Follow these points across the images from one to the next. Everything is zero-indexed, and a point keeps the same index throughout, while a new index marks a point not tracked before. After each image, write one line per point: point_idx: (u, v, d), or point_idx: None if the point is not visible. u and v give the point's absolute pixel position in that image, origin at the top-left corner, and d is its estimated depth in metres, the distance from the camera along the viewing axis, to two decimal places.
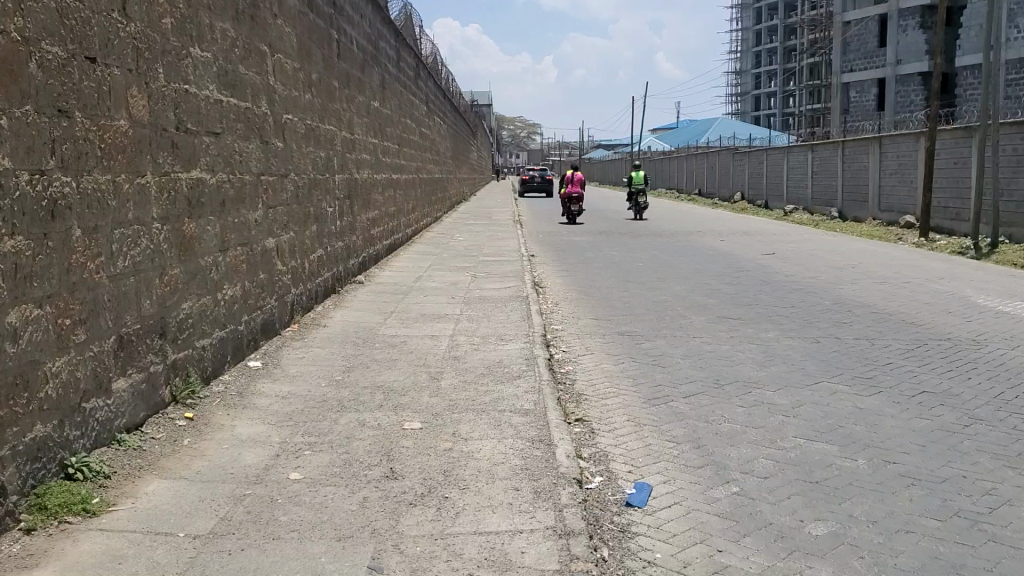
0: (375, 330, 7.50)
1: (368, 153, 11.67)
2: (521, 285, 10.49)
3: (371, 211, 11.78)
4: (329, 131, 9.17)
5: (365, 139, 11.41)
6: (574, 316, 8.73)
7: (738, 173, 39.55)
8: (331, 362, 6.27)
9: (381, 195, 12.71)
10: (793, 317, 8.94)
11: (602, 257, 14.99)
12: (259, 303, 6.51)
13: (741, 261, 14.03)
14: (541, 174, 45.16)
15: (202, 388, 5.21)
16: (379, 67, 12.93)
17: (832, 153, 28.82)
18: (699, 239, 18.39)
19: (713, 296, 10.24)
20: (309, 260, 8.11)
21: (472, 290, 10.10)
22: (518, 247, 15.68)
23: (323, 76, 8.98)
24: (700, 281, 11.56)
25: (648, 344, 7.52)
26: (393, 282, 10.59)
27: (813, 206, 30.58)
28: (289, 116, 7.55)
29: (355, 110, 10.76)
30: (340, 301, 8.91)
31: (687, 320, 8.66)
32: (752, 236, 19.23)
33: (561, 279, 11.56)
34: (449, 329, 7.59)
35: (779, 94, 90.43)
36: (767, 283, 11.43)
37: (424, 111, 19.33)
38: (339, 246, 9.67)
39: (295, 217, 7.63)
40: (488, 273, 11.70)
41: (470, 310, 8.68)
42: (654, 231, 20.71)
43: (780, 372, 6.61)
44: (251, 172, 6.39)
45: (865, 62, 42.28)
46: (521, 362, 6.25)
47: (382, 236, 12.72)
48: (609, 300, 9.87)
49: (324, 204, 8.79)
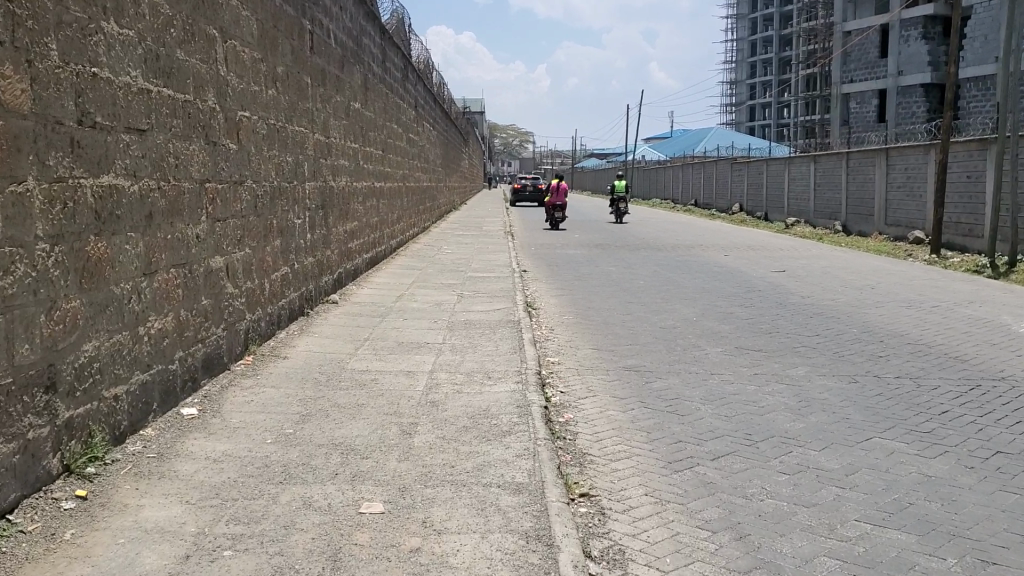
0: (343, 364, 6.43)
1: (346, 159, 10.62)
2: (513, 307, 9.43)
3: (349, 223, 10.72)
4: (298, 133, 8.11)
5: (343, 143, 10.35)
6: (574, 346, 7.68)
7: (736, 184, 38.62)
8: (283, 409, 5.20)
9: (361, 205, 11.65)
10: (821, 349, 7.90)
11: (600, 273, 13.95)
12: (200, 335, 5.45)
13: (751, 280, 13.00)
14: (533, 183, 44.19)
15: (110, 450, 4.16)
16: (361, 66, 11.88)
17: (837, 165, 27.88)
18: (702, 254, 17.38)
19: (726, 322, 9.20)
20: (270, 280, 7.04)
21: (458, 312, 9.04)
22: (510, 261, 14.63)
23: (292, 70, 7.92)
24: (710, 303, 10.54)
25: (661, 383, 6.47)
26: (370, 301, 9.53)
27: (815, 219, 29.63)
28: (247, 114, 6.48)
29: (331, 111, 9.70)
30: (308, 325, 7.85)
31: (702, 352, 7.62)
32: (757, 251, 18.21)
33: (557, 300, 10.51)
34: (428, 363, 6.53)
35: (774, 105, 89.73)
36: (784, 307, 10.41)
37: (413, 115, 18.27)
38: (310, 262, 8.60)
39: (252, 231, 6.56)
40: (476, 291, 10.64)
41: (454, 338, 7.62)
42: (653, 245, 19.68)
43: (820, 424, 5.57)
44: (192, 178, 5.33)
45: (866, 73, 41.44)
46: (512, 410, 5.20)
47: (363, 250, 11.66)
48: (612, 326, 8.83)
49: (290, 215, 7.73)
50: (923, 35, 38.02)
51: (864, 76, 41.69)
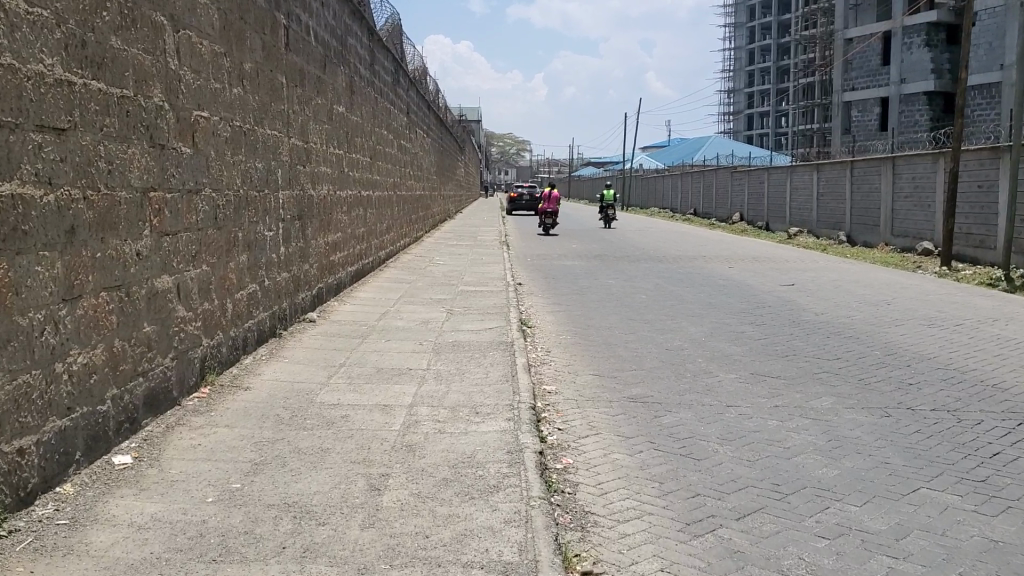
0: (311, 397, 5.68)
1: (328, 166, 9.89)
2: (506, 325, 8.71)
3: (331, 234, 9.98)
4: (270, 137, 7.38)
5: (324, 149, 9.64)
6: (573, 372, 6.95)
7: (737, 193, 37.97)
8: (234, 456, 4.45)
9: (345, 215, 10.92)
10: (845, 375, 7.19)
11: (599, 286, 13.25)
12: (141, 369, 4.72)
13: (759, 295, 12.27)
14: (529, 192, 43.49)
15: (9, 518, 3.42)
16: (347, 67, 11.18)
17: (840, 174, 27.22)
18: (706, 266, 16.67)
19: (738, 344, 8.47)
20: (234, 300, 6.31)
21: (446, 331, 8.29)
22: (504, 274, 13.91)
23: (263, 67, 7.19)
24: (718, 322, 9.81)
25: (671, 418, 5.74)
26: (352, 319, 8.79)
27: (818, 230, 28.94)
28: (205, 114, 5.76)
29: (311, 113, 8.97)
30: (280, 347, 7.12)
31: (715, 380, 6.90)
32: (761, 262, 17.52)
33: (554, 317, 9.77)
34: (407, 394, 5.78)
35: (772, 114, 89.35)
36: (798, 327, 9.67)
37: (404, 121, 17.56)
38: (285, 277, 7.88)
39: (210, 246, 5.83)
40: (467, 308, 9.90)
41: (440, 362, 6.90)
42: (654, 256, 18.97)
43: (857, 470, 4.83)
44: (131, 187, 4.60)
45: (868, 81, 40.84)
46: (501, 457, 4.46)
47: (347, 263, 10.93)
48: (614, 348, 8.11)
49: (259, 226, 6.99)
50: (926, 42, 37.43)
51: (866, 84, 41.08)
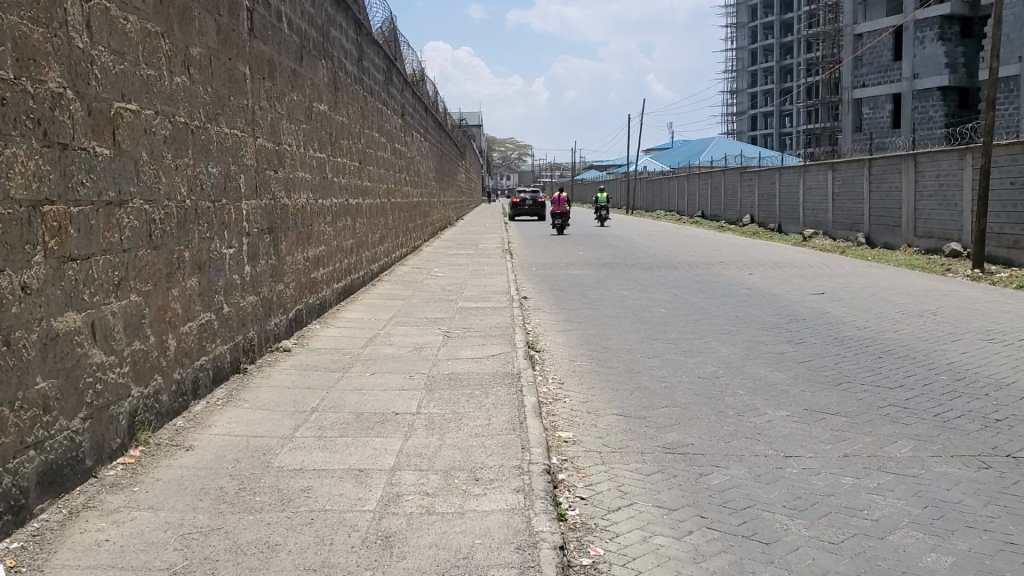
0: (268, 459, 4.52)
1: (308, 172, 8.75)
2: (511, 350, 7.57)
3: (313, 248, 8.84)
4: (229, 136, 6.22)
5: (302, 152, 8.50)
6: (594, 413, 5.79)
7: (747, 195, 36.83)
8: (147, 560, 3.30)
9: (330, 226, 9.79)
10: (918, 410, 6.03)
11: (613, 298, 12.10)
12: (31, 439, 3.58)
13: (791, 308, 11.11)
14: (532, 196, 42.39)
15: None
16: (330, 62, 10.05)
17: (857, 173, 26.07)
18: (725, 274, 15.51)
19: (780, 371, 7.30)
20: (179, 335, 5.17)
21: (440, 360, 7.14)
22: (508, 286, 12.76)
23: (218, 53, 6.05)
24: (752, 341, 8.65)
25: (721, 478, 4.58)
26: (333, 346, 7.63)
27: (835, 232, 27.76)
28: (133, 107, 4.62)
29: (284, 111, 7.83)
30: (243, 387, 5.98)
31: (764, 422, 5.72)
32: (783, 268, 16.34)
33: (565, 338, 8.61)
34: (389, 451, 4.62)
35: (776, 114, 88.25)
36: (844, 346, 8.50)
37: (399, 124, 16.41)
38: (254, 301, 6.75)
39: (143, 270, 4.69)
40: (467, 329, 8.75)
41: (433, 402, 5.75)
42: (668, 262, 17.81)
43: (977, 556, 3.66)
44: (10, 200, 3.46)
45: (879, 78, 39.66)
46: (510, 558, 3.30)
47: (332, 279, 9.79)
48: (638, 378, 6.94)
49: (215, 243, 5.85)
50: (939, 36, 36.25)
51: (877, 81, 39.92)
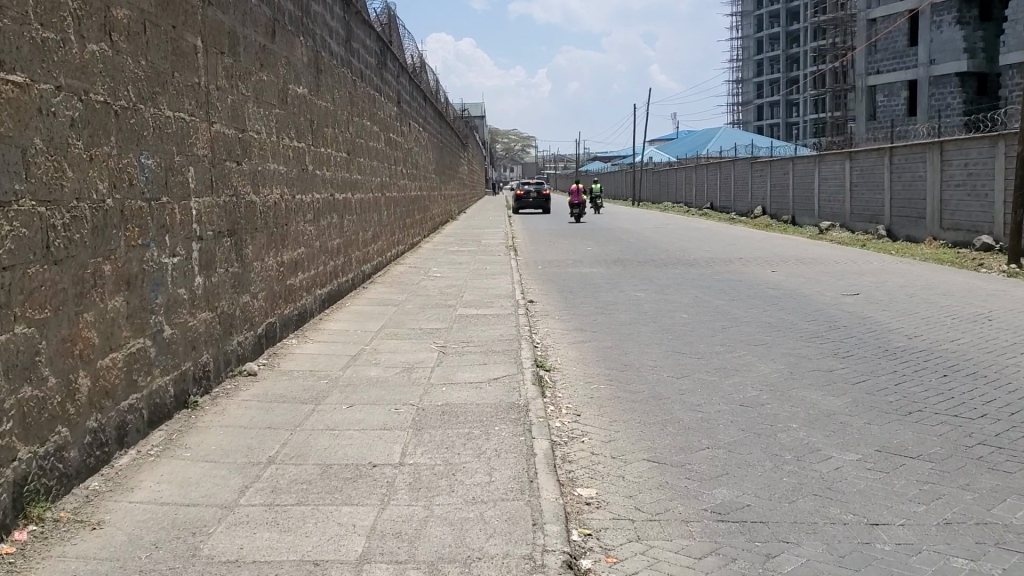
0: (196, 542, 3.42)
1: (283, 163, 7.64)
2: (516, 371, 6.45)
3: (290, 251, 7.72)
4: (172, 120, 5.11)
5: (275, 140, 7.38)
6: (620, 460, 4.67)
7: (759, 186, 35.66)
8: None
9: (312, 225, 8.68)
10: (1017, 452, 4.90)
11: (628, 301, 10.99)
12: None
13: (827, 314, 9.98)
14: (536, 188, 41.22)
15: None
16: (310, 40, 8.91)
17: (877, 162, 24.90)
18: (745, 271, 14.39)
19: (835, 396, 6.18)
20: (92, 372, 4.06)
21: (433, 385, 6.03)
22: (512, 288, 11.66)
23: (156, 18, 4.93)
24: (793, 356, 7.54)
25: (796, 565, 3.47)
26: (309, 366, 6.53)
27: (853, 224, 26.59)
28: (18, 78, 3.50)
29: (249, 93, 6.70)
30: (190, 428, 4.89)
31: (831, 470, 4.60)
32: (808, 265, 15.21)
33: (579, 354, 7.50)
34: (358, 529, 3.51)
35: (783, 104, 86.98)
36: (899, 360, 7.37)
37: (394, 113, 15.27)
38: (209, 319, 5.65)
39: (33, 291, 3.58)
40: (466, 342, 7.64)
41: (419, 447, 4.64)
42: (682, 258, 16.69)
43: None
44: None
45: (894, 64, 38.36)
46: None
47: (314, 285, 8.68)
48: (669, 408, 5.83)
49: (150, 252, 4.74)
50: (957, 20, 34.98)
51: (892, 67, 38.66)
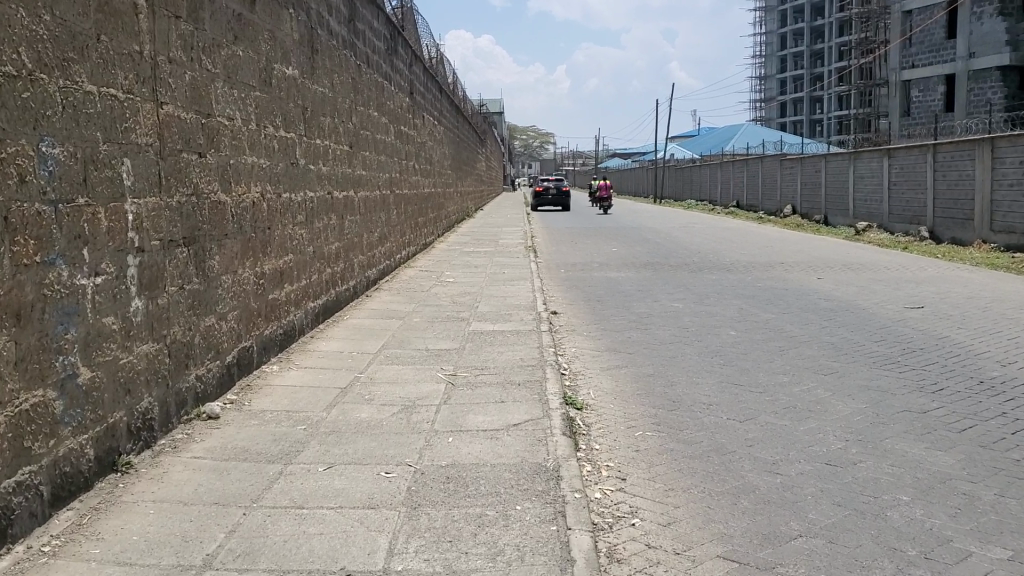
0: None
1: (266, 156, 6.45)
2: (541, 413, 5.22)
3: (273, 259, 6.52)
4: (96, 97, 3.91)
5: (254, 128, 6.19)
6: (686, 560, 3.44)
7: (788, 184, 34.25)
8: None
9: (305, 228, 7.49)
10: None
11: (664, 314, 9.74)
12: None
13: (897, 333, 8.68)
14: (556, 185, 39.95)
15: None
16: (304, 13, 7.70)
17: (918, 160, 23.50)
18: (789, 278, 13.10)
19: (944, 450, 4.90)
20: None
21: (437, 434, 4.79)
22: (533, 297, 10.43)
23: None
24: (874, 391, 6.25)
25: None
26: (287, 404, 5.32)
27: (892, 224, 25.19)
28: None
29: (218, 69, 5.49)
30: (112, 504, 3.71)
31: None
32: (855, 271, 13.90)
33: (616, 386, 6.25)
34: None
35: (808, 100, 85.27)
36: (1005, 398, 6.07)
37: (406, 104, 14.09)
38: (154, 353, 4.46)
39: None
40: (482, 368, 6.40)
41: (412, 537, 3.43)
42: (717, 262, 15.39)
43: None
44: None
45: (930, 57, 36.80)
46: None
47: (306, 297, 7.49)
48: (737, 468, 4.57)
49: (54, 275, 3.55)
50: (999, 11, 33.42)
51: (927, 61, 37.15)
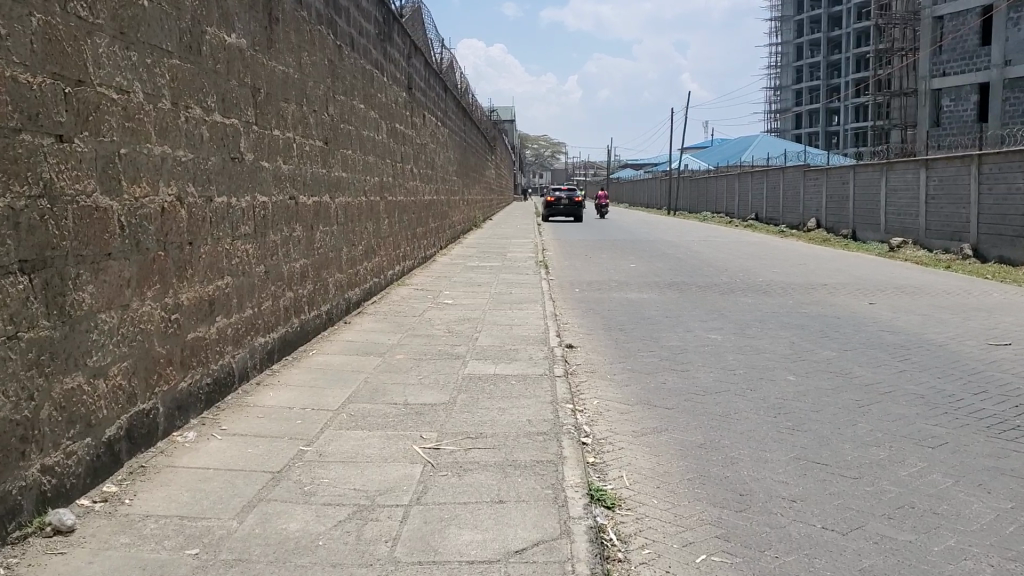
0: None
1: (188, 147, 4.81)
2: (555, 525, 3.54)
3: (196, 285, 4.87)
4: None
5: (168, 108, 4.54)
6: None
7: (813, 196, 32.54)
8: None
9: (253, 241, 5.84)
10: None
11: (703, 350, 8.04)
12: None
13: (997, 382, 6.95)
14: (568, 195, 38.32)
15: None
16: None
17: (960, 172, 21.78)
18: (838, 304, 11.40)
19: None
20: None
21: (396, 569, 3.10)
22: (544, 326, 8.75)
23: None
24: (1013, 478, 4.53)
25: None
26: (182, 504, 3.66)
27: (929, 240, 23.44)
28: None
29: (102, 18, 3.86)
30: None
31: None
32: (910, 296, 12.20)
33: (658, 466, 4.56)
34: None
35: (825, 112, 83.58)
36: None
37: (403, 100, 12.47)
38: None
39: None
40: (474, 436, 4.73)
41: None
42: (751, 283, 13.69)
43: None
44: None
45: (962, 65, 35.14)
46: None
47: (254, 331, 5.84)
48: None
49: None
50: None
51: (959, 69, 35.47)
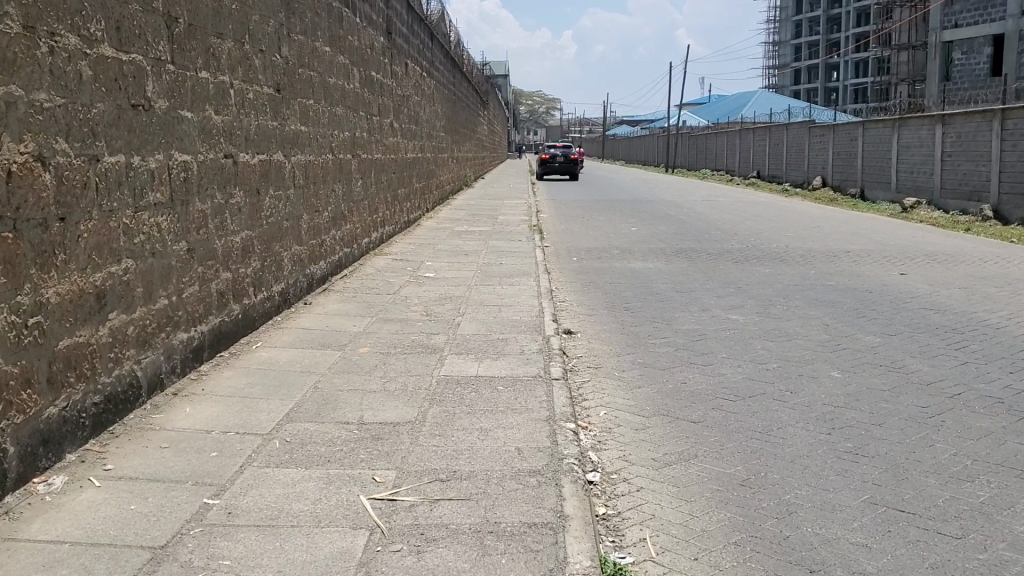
0: None
1: (55, 88, 3.54)
2: None
3: (72, 274, 3.64)
4: None
5: (15, 33, 3.26)
6: None
7: (819, 154, 31.21)
8: None
9: (167, 210, 4.59)
10: None
11: (726, 336, 6.83)
12: None
13: None
14: (564, 152, 36.93)
15: None
16: None
17: (979, 128, 20.48)
18: (867, 274, 10.18)
19: None
20: None
21: None
22: (538, 306, 7.52)
23: None
24: None
25: None
26: None
27: (945, 200, 22.19)
28: None
29: None
30: None
31: None
32: (944, 265, 10.98)
33: (692, 524, 3.36)
34: None
35: (826, 67, 81.81)
36: None
37: (380, 45, 11.11)
38: None
39: None
40: (443, 480, 3.52)
41: None
42: (766, 250, 12.46)
43: None
44: None
45: (975, 16, 33.66)
46: None
47: (171, 325, 4.61)
48: None
49: None
50: None
51: (971, 19, 33.97)
